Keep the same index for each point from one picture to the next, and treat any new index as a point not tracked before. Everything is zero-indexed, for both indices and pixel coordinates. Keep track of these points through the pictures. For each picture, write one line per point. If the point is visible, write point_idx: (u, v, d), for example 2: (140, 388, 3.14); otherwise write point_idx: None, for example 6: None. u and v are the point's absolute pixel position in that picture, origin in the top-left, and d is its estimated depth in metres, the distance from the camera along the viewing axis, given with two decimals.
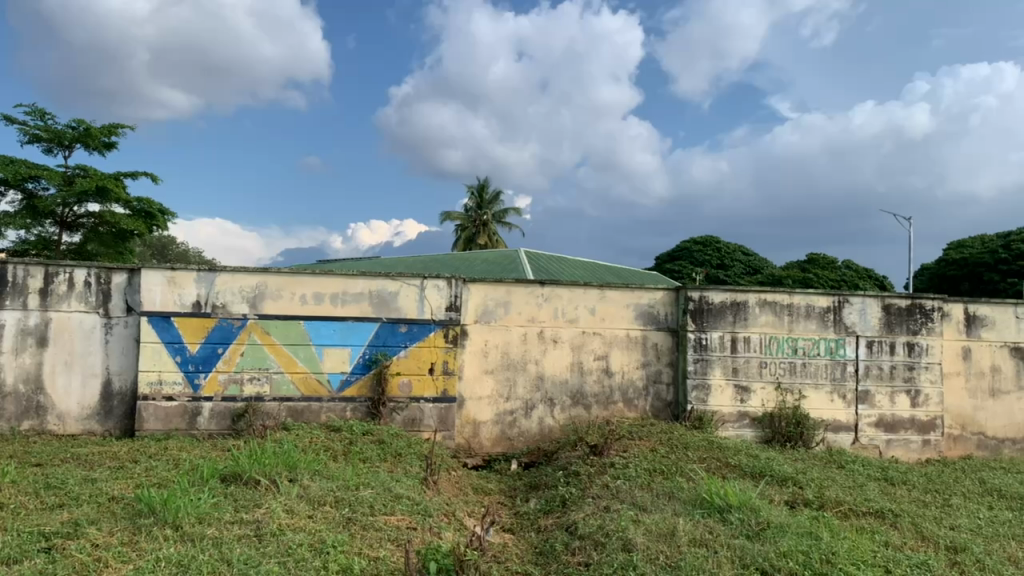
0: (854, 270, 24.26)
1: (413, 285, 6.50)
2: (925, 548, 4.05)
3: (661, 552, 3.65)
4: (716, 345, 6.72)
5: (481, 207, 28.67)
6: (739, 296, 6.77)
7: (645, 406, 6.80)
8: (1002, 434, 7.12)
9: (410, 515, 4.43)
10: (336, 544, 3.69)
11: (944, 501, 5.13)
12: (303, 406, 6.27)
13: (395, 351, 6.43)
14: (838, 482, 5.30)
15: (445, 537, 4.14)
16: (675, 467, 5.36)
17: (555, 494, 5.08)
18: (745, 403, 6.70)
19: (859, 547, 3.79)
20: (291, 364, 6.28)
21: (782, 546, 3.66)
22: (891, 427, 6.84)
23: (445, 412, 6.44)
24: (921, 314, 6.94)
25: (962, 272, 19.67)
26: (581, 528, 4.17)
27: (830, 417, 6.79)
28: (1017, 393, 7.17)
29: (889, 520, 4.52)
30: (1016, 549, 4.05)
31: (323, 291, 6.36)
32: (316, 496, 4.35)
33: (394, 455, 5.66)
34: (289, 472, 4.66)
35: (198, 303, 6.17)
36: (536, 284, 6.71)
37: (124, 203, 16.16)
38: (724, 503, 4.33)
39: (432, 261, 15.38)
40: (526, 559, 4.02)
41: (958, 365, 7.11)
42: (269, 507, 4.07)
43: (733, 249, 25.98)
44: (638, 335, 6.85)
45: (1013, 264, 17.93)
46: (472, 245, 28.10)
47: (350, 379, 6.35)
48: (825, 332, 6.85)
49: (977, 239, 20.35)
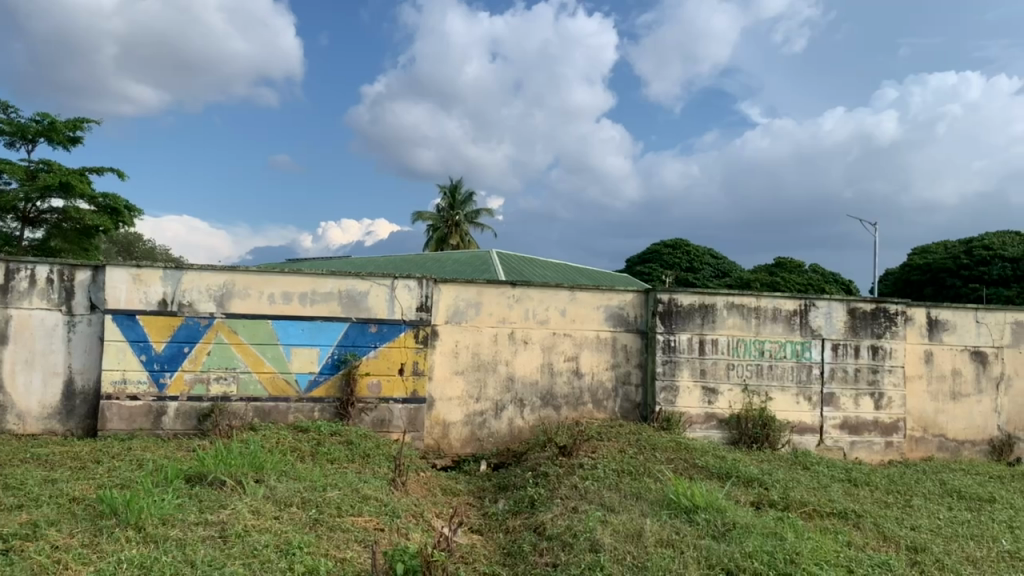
0: (820, 274, 24.62)
1: (382, 285, 6.47)
2: (886, 548, 4.11)
3: (628, 553, 3.67)
4: (685, 347, 6.77)
5: (454, 207, 28.60)
6: (707, 299, 6.83)
7: (613, 408, 6.83)
8: (962, 436, 7.26)
9: (377, 516, 4.41)
10: (302, 545, 3.66)
11: (905, 502, 5.22)
12: (270, 406, 6.21)
13: (365, 351, 6.39)
14: (802, 484, 5.37)
15: (413, 538, 4.13)
16: (643, 468, 5.40)
17: (523, 495, 5.09)
18: (712, 404, 6.77)
19: (822, 547, 3.84)
20: (258, 364, 6.22)
21: (747, 547, 3.69)
22: (855, 429, 6.95)
23: (414, 413, 6.42)
24: (885, 317, 7.06)
25: (926, 277, 20.05)
26: (549, 529, 4.18)
27: (795, 419, 6.88)
28: (976, 396, 7.31)
29: (851, 521, 4.58)
30: (974, 549, 4.13)
31: (291, 290, 6.30)
32: (283, 497, 4.31)
33: (362, 456, 5.63)
34: (255, 473, 4.61)
35: (163, 301, 6.08)
36: (506, 285, 6.71)
37: (89, 198, 15.90)
38: (691, 504, 4.37)
39: (404, 260, 15.36)
40: (494, 560, 4.02)
41: (920, 368, 7.23)
42: (235, 508, 4.03)
43: (703, 252, 26.24)
44: (607, 336, 6.88)
45: (975, 270, 18.31)
46: (444, 246, 28.07)
47: (318, 379, 6.31)
48: (791, 335, 6.94)
49: (940, 244, 20.76)
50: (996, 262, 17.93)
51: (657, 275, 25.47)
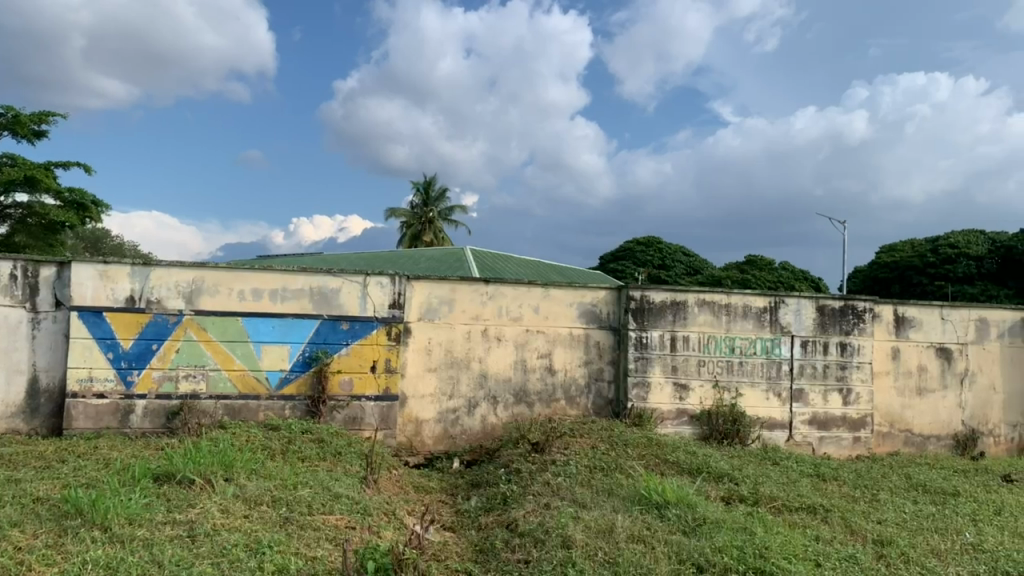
0: (790, 271, 24.89)
1: (355, 282, 6.44)
2: (853, 541, 4.17)
3: (599, 549, 3.68)
4: (657, 344, 6.82)
5: (427, 203, 28.50)
6: (679, 296, 6.88)
7: (586, 404, 6.85)
8: (927, 431, 7.38)
9: (348, 514, 4.39)
10: (272, 544, 3.63)
11: (872, 496, 5.29)
12: (240, 404, 6.15)
13: (336, 348, 6.36)
14: (772, 479, 5.43)
15: (384, 536, 4.11)
16: (615, 464, 5.43)
17: (495, 492, 5.09)
18: (684, 401, 6.82)
19: (792, 541, 3.88)
20: (227, 361, 6.16)
21: (717, 542, 3.73)
22: (823, 425, 7.04)
23: (386, 411, 6.40)
24: (853, 315, 7.16)
25: (893, 275, 20.36)
26: (521, 525, 4.18)
27: (765, 415, 6.95)
28: (941, 392, 7.44)
29: (820, 515, 4.64)
30: (938, 542, 4.20)
31: (262, 287, 6.24)
32: (253, 495, 4.27)
33: (333, 454, 5.59)
34: (224, 472, 4.56)
35: (131, 298, 6.00)
36: (480, 282, 6.71)
37: (54, 193, 15.63)
38: (662, 499, 4.40)
39: (376, 257, 15.28)
40: (466, 557, 4.01)
41: (887, 364, 7.34)
42: (203, 507, 3.98)
43: (675, 249, 26.42)
44: (580, 333, 6.89)
45: (941, 267, 18.61)
46: (417, 243, 27.97)
47: (289, 377, 6.25)
48: (762, 331, 7.01)
49: (907, 242, 21.09)
50: (961, 260, 18.25)
51: (630, 272, 25.58)
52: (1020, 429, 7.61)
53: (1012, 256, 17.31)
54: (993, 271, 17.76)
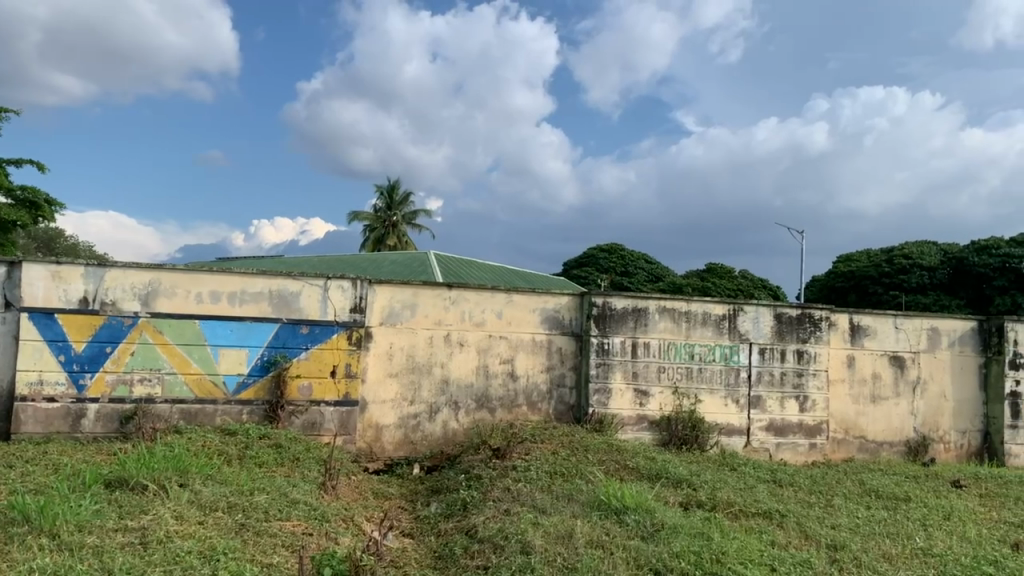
0: (750, 280, 25.24)
1: (315, 285, 6.38)
2: (807, 546, 4.24)
3: (558, 555, 3.69)
4: (618, 350, 6.86)
5: (391, 207, 28.35)
6: (640, 303, 6.93)
7: (547, 410, 6.87)
8: (881, 438, 7.53)
9: (306, 520, 4.34)
10: (227, 551, 3.57)
11: (826, 501, 5.39)
12: (196, 408, 6.05)
13: (296, 352, 6.29)
14: (730, 484, 5.50)
15: (342, 542, 4.08)
16: (575, 470, 5.45)
17: (455, 498, 5.07)
18: (644, 407, 6.87)
19: (747, 547, 3.93)
20: (184, 365, 6.05)
21: (675, 548, 3.76)
22: (780, 431, 7.14)
23: (346, 416, 6.34)
24: (810, 323, 7.29)
25: (850, 284, 20.75)
26: (481, 531, 4.17)
27: (723, 422, 7.03)
28: (894, 399, 7.60)
29: (776, 520, 4.71)
30: (890, 546, 4.29)
31: (221, 289, 6.15)
32: (208, 501, 4.20)
33: (291, 460, 5.53)
34: (179, 477, 4.48)
35: (84, 299, 5.87)
36: (442, 287, 6.68)
37: (6, 192, 15.25)
38: (621, 505, 4.43)
39: (338, 261, 15.17)
40: (425, 563, 3.99)
41: (842, 372, 7.48)
42: (156, 513, 3.90)
43: (638, 257, 26.64)
44: (542, 339, 6.91)
45: (895, 277, 19.05)
46: (381, 247, 27.81)
47: (246, 381, 6.17)
48: (720, 338, 7.10)
49: (862, 252, 21.52)
50: (915, 270, 18.67)
51: (593, 279, 25.73)
52: (969, 436, 7.79)
53: (962, 268, 17.76)
54: (945, 281, 18.15)
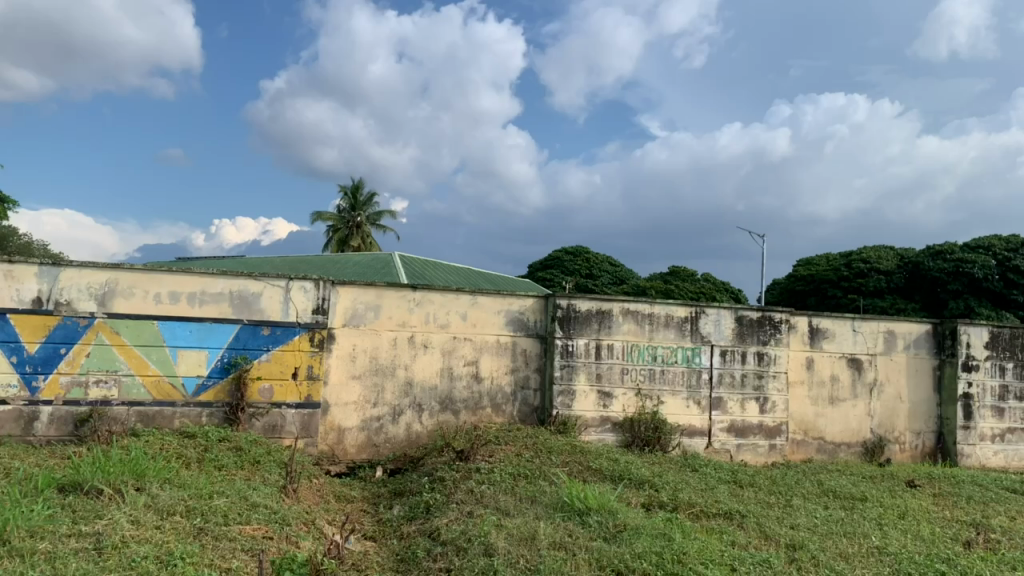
0: (712, 283, 25.55)
1: (277, 286, 6.31)
2: (767, 546, 4.29)
3: (521, 557, 3.69)
4: (582, 352, 6.89)
5: (355, 207, 28.13)
6: (604, 305, 6.97)
7: (512, 412, 6.87)
8: (839, 439, 7.67)
9: (266, 524, 4.29)
10: (184, 555, 3.51)
11: (785, 502, 5.47)
12: (154, 411, 5.93)
13: (257, 354, 6.21)
14: (691, 485, 5.55)
15: (302, 546, 4.03)
16: (539, 471, 5.45)
17: (418, 500, 5.04)
18: (607, 408, 6.91)
19: (708, 547, 3.97)
20: (142, 366, 5.94)
21: (637, 549, 3.78)
22: (741, 432, 7.23)
23: (308, 418, 6.28)
24: (770, 325, 7.40)
25: (809, 288, 21.12)
26: (443, 534, 4.16)
27: (685, 423, 7.10)
28: (852, 401, 7.74)
29: (736, 521, 4.76)
30: (846, 546, 4.36)
31: (180, 290, 6.05)
32: (166, 505, 4.12)
33: (252, 463, 5.46)
34: (136, 481, 4.40)
35: (38, 299, 5.73)
36: (407, 288, 6.65)
37: None
38: (584, 506, 4.45)
39: (301, 261, 15.02)
40: (387, 566, 3.96)
41: (802, 374, 7.60)
42: (112, 518, 3.82)
43: (602, 259, 26.81)
44: (507, 341, 6.91)
45: (854, 281, 19.44)
46: (345, 248, 27.61)
47: (206, 383, 6.08)
48: (683, 341, 7.16)
49: (822, 257, 21.89)
50: (872, 274, 19.08)
51: (558, 281, 25.81)
52: (923, 436, 7.97)
53: (918, 272, 18.13)
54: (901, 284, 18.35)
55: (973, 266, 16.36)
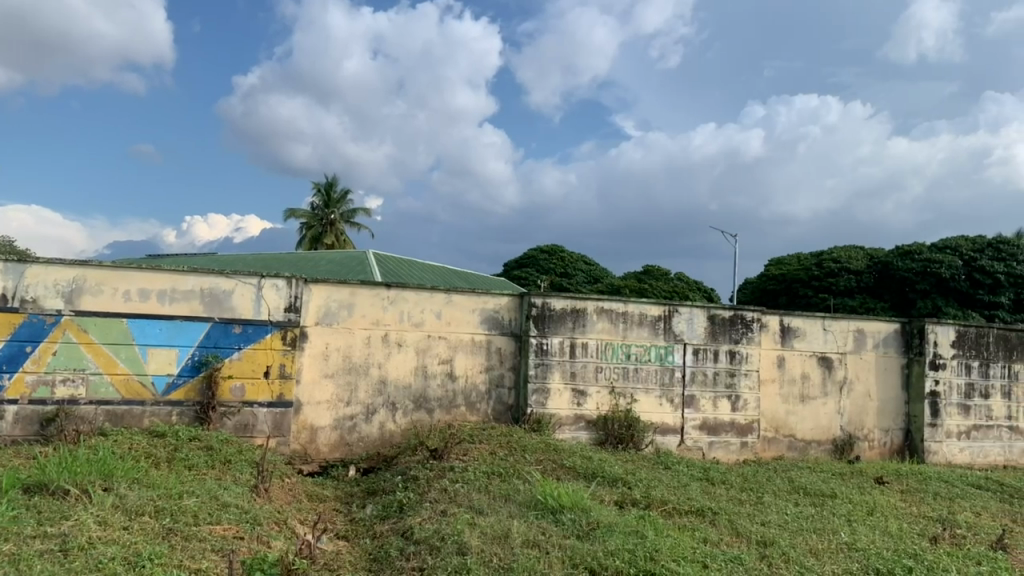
0: (686, 282, 25.72)
1: (248, 284, 6.25)
2: (738, 543, 4.33)
3: (494, 555, 3.69)
4: (557, 350, 6.90)
5: (328, 205, 27.92)
6: (579, 304, 6.99)
7: (486, 410, 6.86)
8: (809, 436, 7.75)
9: (237, 523, 4.25)
10: (153, 556, 3.47)
11: (757, 499, 5.52)
12: (123, 410, 5.85)
13: (228, 353, 6.15)
14: (663, 483, 5.58)
15: (274, 546, 4.00)
16: (512, 470, 5.46)
17: (392, 499, 5.02)
18: (581, 406, 6.93)
19: (680, 544, 4.00)
20: (110, 365, 5.86)
21: (610, 546, 3.79)
22: (713, 430, 7.29)
23: (280, 418, 6.23)
24: (742, 324, 7.46)
25: (781, 287, 21.37)
26: (416, 533, 4.14)
27: (658, 421, 7.14)
28: (822, 399, 7.83)
29: (708, 518, 4.80)
30: (816, 542, 4.41)
31: (149, 287, 5.97)
32: (134, 506, 4.07)
33: (223, 463, 5.40)
34: (103, 481, 4.34)
35: (3, 296, 5.63)
36: (381, 287, 6.62)
37: None
38: (557, 504, 4.46)
39: (273, 259, 14.87)
40: (360, 565, 3.94)
41: (773, 372, 7.67)
42: (78, 519, 3.76)
43: (576, 258, 26.87)
44: (481, 339, 6.90)
45: (824, 281, 19.70)
46: (318, 245, 27.41)
47: (176, 382, 6.00)
48: (656, 339, 7.20)
49: (793, 256, 22.14)
50: (842, 274, 19.34)
51: (533, 280, 25.84)
52: (891, 434, 8.08)
53: (887, 272, 18.39)
54: (870, 284, 18.61)
55: (941, 267, 16.62)
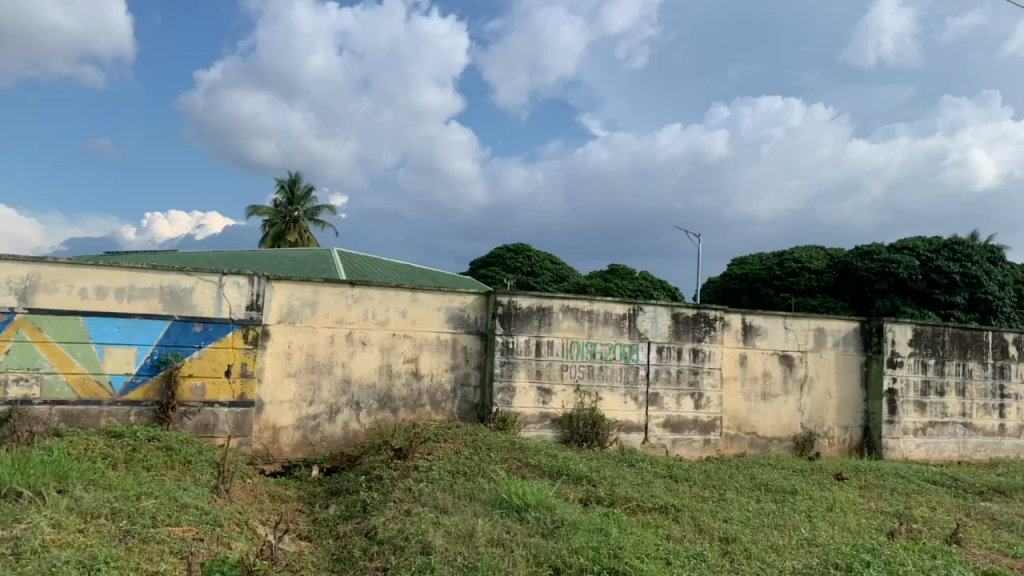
0: (651, 281, 25.93)
1: (209, 281, 6.15)
2: (700, 539, 4.37)
3: (458, 554, 3.67)
4: (522, 349, 6.90)
5: (292, 202, 27.62)
6: (545, 302, 7.00)
7: (451, 409, 6.84)
8: (771, 433, 7.86)
9: (197, 525, 4.18)
10: (109, 559, 3.40)
11: (719, 495, 5.58)
12: (79, 410, 5.72)
13: (188, 352, 6.04)
14: (628, 480, 5.61)
15: (235, 547, 3.94)
16: (477, 468, 5.44)
17: (355, 499, 4.98)
18: (546, 404, 6.95)
19: (644, 541, 4.02)
20: (66, 364, 5.73)
21: (574, 544, 3.81)
22: (677, 428, 7.35)
23: (242, 417, 6.14)
24: (705, 323, 7.53)
25: (743, 286, 21.71)
26: (379, 533, 4.11)
27: (623, 419, 7.18)
28: (783, 396, 7.94)
29: (671, 515, 4.84)
30: (776, 538, 4.47)
31: (107, 284, 5.85)
32: (90, 508, 3.97)
33: (182, 463, 5.31)
34: (58, 484, 4.23)
35: None
36: (345, 285, 6.56)
37: None
38: (522, 503, 4.46)
39: (234, 257, 14.65)
40: (322, 566, 3.90)
41: (735, 370, 7.76)
42: (31, 522, 3.66)
43: (542, 257, 26.93)
44: (447, 338, 6.88)
45: (786, 280, 20.02)
46: (281, 243, 27.10)
47: (134, 381, 5.88)
48: (621, 338, 7.24)
49: (756, 256, 22.45)
50: (804, 273, 19.66)
51: (499, 278, 25.84)
52: (850, 431, 8.22)
53: (847, 272, 18.72)
54: (831, 284, 18.92)
55: (899, 267, 16.96)
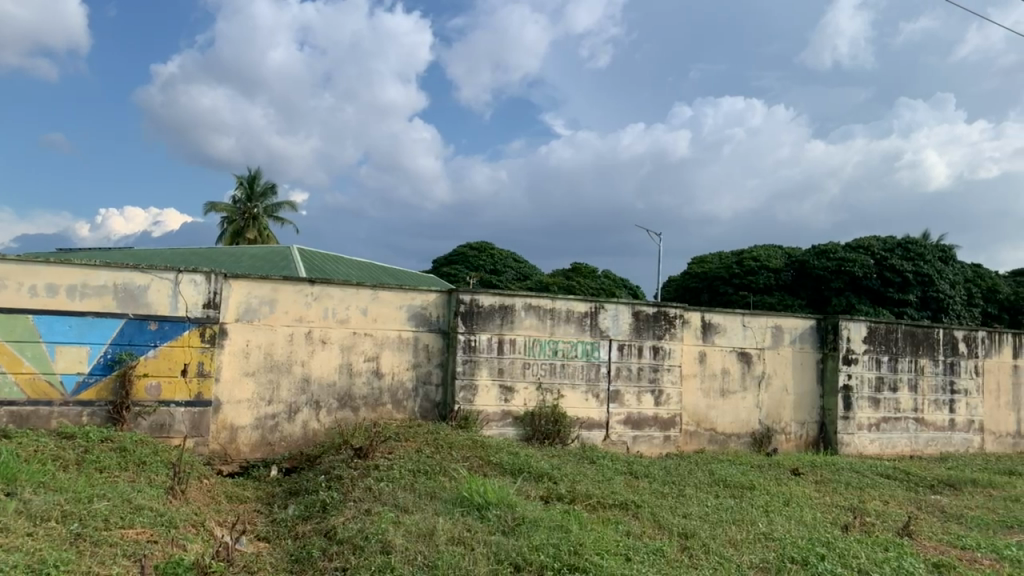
0: (613, 279, 26.11)
1: (164, 279, 6.04)
2: (660, 535, 4.41)
3: (419, 553, 3.66)
4: (484, 347, 6.89)
5: (251, 199, 27.26)
6: (506, 300, 7.01)
7: (412, 407, 6.81)
8: (729, 430, 7.96)
9: (151, 527, 4.10)
10: (59, 563, 3.31)
11: (679, 491, 5.63)
12: (29, 411, 5.57)
13: (142, 350, 5.93)
14: (588, 477, 5.64)
15: (190, 549, 3.88)
16: (438, 467, 5.43)
17: (314, 499, 4.93)
18: (508, 402, 6.95)
19: (604, 537, 4.05)
20: (15, 364, 5.58)
21: (535, 541, 3.82)
22: (637, 425, 7.41)
23: (199, 417, 6.05)
24: (665, 321, 7.61)
25: (703, 284, 22.02)
26: (339, 532, 4.07)
27: (584, 416, 7.22)
28: (742, 393, 8.05)
29: (631, 511, 4.88)
30: (734, 532, 4.53)
31: (57, 282, 5.72)
32: (40, 511, 3.87)
33: (137, 464, 5.21)
34: (5, 487, 4.12)
35: None
36: (305, 282, 6.49)
37: None
38: (483, 501, 4.45)
39: (190, 254, 14.43)
40: (281, 567, 3.85)
41: (695, 367, 7.85)
42: None
43: (505, 256, 26.98)
44: (408, 336, 6.84)
45: (744, 278, 20.35)
46: (240, 240, 26.78)
47: (86, 381, 5.75)
48: (582, 335, 7.28)
49: (716, 255, 22.77)
50: (762, 272, 19.99)
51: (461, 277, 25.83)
52: (807, 426, 8.36)
53: (803, 270, 19.06)
54: (788, 282, 19.25)
55: (855, 266, 17.31)
